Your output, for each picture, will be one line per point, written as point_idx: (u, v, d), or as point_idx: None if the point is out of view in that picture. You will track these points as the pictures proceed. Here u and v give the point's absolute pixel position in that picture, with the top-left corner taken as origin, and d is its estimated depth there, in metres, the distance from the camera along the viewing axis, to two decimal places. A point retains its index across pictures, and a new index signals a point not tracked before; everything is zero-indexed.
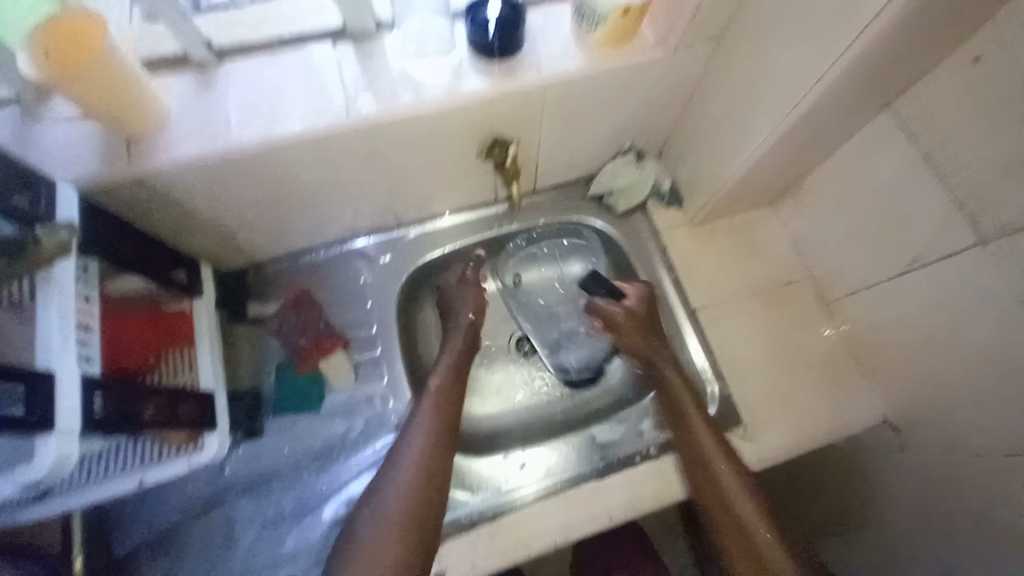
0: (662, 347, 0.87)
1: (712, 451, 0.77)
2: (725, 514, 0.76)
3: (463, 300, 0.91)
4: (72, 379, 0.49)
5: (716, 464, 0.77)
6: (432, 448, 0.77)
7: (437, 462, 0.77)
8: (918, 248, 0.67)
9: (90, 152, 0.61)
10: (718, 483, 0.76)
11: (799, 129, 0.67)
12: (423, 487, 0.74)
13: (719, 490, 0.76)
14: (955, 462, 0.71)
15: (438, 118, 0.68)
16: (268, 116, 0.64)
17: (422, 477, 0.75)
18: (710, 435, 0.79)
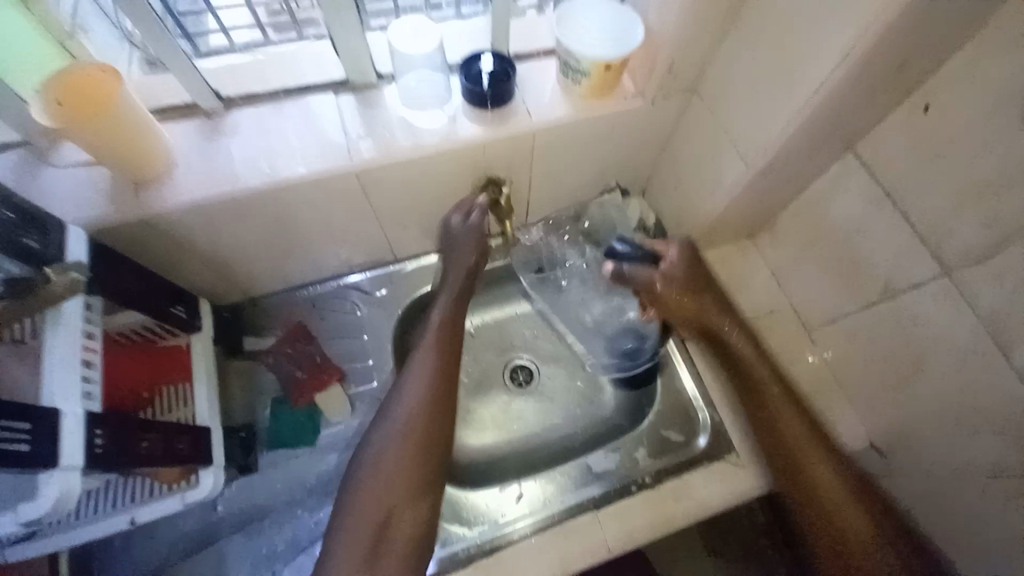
0: (725, 304, 0.86)
1: (777, 400, 0.79)
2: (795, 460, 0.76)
3: (463, 245, 0.84)
4: (76, 415, 0.50)
5: (781, 413, 0.78)
6: (430, 390, 0.77)
7: (432, 406, 0.76)
8: (887, 278, 0.71)
9: (98, 194, 0.64)
10: (790, 431, 0.77)
11: (771, 169, 0.73)
12: (419, 431, 0.74)
13: (791, 437, 0.77)
14: (939, 483, 0.73)
15: (436, 160, 0.73)
16: (275, 159, 0.67)
17: (416, 422, 0.74)
18: (774, 386, 0.80)
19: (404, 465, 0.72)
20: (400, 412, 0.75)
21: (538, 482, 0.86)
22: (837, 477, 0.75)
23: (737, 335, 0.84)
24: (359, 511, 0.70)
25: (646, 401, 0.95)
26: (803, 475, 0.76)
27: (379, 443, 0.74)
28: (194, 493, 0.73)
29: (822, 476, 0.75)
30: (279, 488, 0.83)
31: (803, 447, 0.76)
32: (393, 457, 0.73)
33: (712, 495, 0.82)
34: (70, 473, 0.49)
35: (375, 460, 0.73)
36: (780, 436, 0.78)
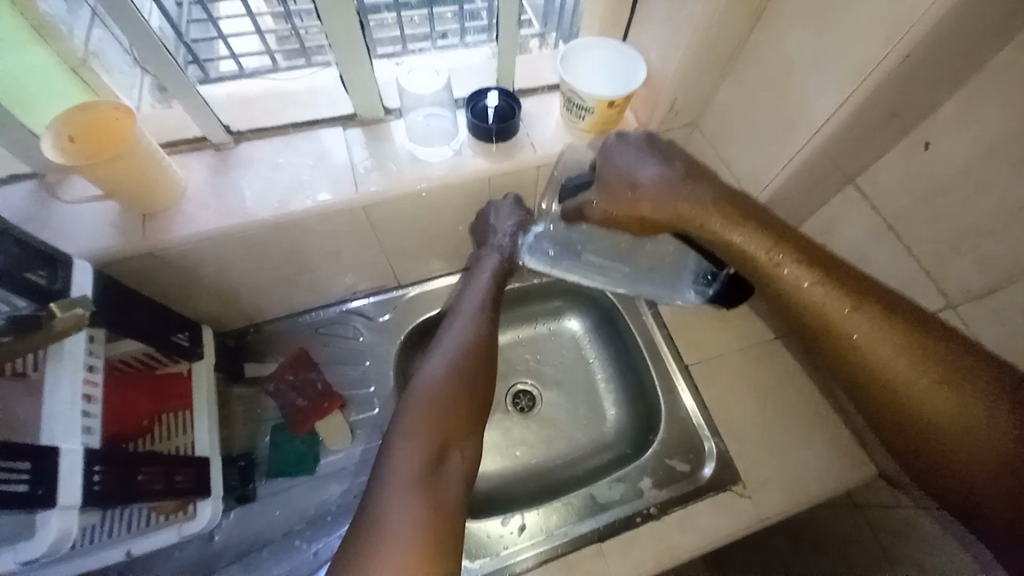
0: (682, 188, 0.69)
1: (786, 263, 0.61)
2: (834, 339, 0.57)
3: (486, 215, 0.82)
4: (75, 453, 0.50)
5: (790, 283, 0.60)
6: (478, 339, 0.76)
7: (481, 348, 0.75)
8: None
9: (106, 226, 0.65)
10: (812, 303, 0.59)
11: (774, 201, 0.73)
12: (465, 367, 0.72)
13: (816, 310, 0.58)
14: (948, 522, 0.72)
15: (442, 190, 0.73)
16: (283, 191, 0.68)
17: (463, 360, 0.72)
18: (781, 251, 0.61)
19: (458, 401, 0.69)
20: (449, 349, 0.73)
21: (541, 511, 0.84)
22: (884, 341, 0.54)
23: (710, 206, 0.67)
24: (407, 440, 0.64)
25: (650, 427, 0.94)
26: (847, 358, 0.57)
27: (427, 378, 0.70)
28: (191, 526, 0.72)
29: (868, 351, 0.55)
30: (279, 517, 0.82)
31: (835, 319, 0.57)
32: (442, 388, 0.69)
33: (718, 528, 0.81)
34: (68, 512, 0.48)
35: (421, 394, 0.68)
36: (803, 312, 0.60)
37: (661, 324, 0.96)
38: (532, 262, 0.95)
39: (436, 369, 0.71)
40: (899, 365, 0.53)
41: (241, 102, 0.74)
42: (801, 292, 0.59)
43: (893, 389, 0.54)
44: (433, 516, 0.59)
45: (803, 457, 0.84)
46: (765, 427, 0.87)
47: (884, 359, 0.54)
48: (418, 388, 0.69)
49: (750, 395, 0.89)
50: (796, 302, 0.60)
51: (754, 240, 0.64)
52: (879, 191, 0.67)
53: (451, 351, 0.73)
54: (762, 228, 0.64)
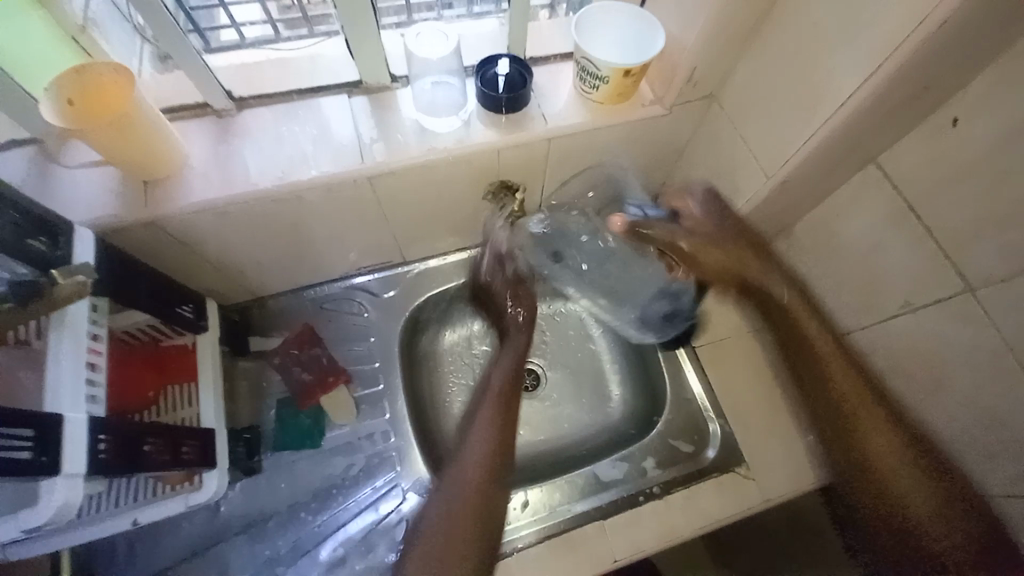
0: (750, 258, 0.78)
1: (834, 359, 0.70)
2: (861, 427, 0.67)
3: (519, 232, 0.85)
4: (79, 422, 0.49)
5: (835, 376, 0.70)
6: (487, 449, 0.79)
7: (488, 459, 0.78)
8: (906, 294, 0.69)
9: (107, 195, 0.63)
10: (842, 393, 0.69)
11: (792, 180, 0.71)
12: (497, 444, 0.80)
13: (845, 399, 0.69)
14: None
15: (451, 165, 0.71)
16: (287, 162, 0.66)
17: (493, 448, 0.79)
18: (834, 351, 0.71)
19: (492, 478, 0.76)
20: (485, 433, 0.81)
21: (544, 489, 0.85)
22: (888, 442, 0.66)
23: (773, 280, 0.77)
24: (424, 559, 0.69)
25: (656, 410, 0.94)
26: (858, 448, 0.67)
27: (467, 456, 0.78)
28: (199, 495, 0.72)
29: (875, 448, 0.66)
30: (283, 490, 0.83)
31: (860, 409, 0.68)
32: (481, 463, 0.77)
33: (722, 509, 0.81)
34: (73, 481, 0.48)
35: (462, 468, 0.77)
36: (829, 402, 0.70)
37: None
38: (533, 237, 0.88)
39: (475, 450, 0.79)
40: (896, 468, 0.65)
41: (243, 69, 0.71)
42: (837, 380, 0.69)
43: (896, 493, 0.65)
44: None
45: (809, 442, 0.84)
46: (773, 409, 0.86)
47: (886, 458, 0.66)
48: (461, 461, 0.78)
49: (758, 378, 0.88)
50: (832, 392, 0.70)
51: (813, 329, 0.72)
52: (900, 170, 0.64)
53: (484, 432, 0.81)
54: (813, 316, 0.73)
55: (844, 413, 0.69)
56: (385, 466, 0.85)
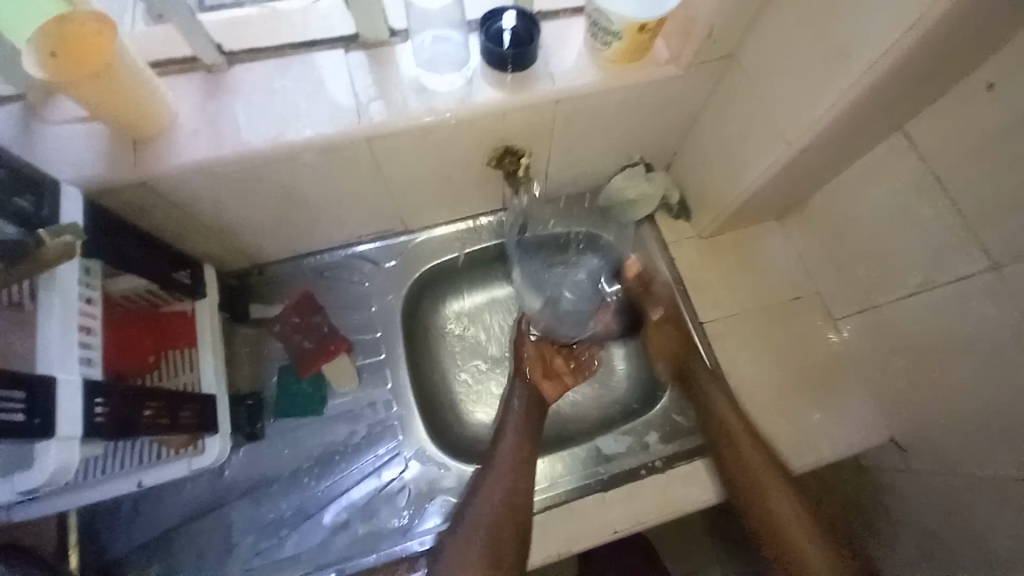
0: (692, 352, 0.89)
1: (739, 434, 0.80)
2: (750, 493, 0.78)
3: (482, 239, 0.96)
4: (72, 385, 0.48)
5: (746, 448, 0.79)
6: (507, 496, 0.75)
7: (509, 508, 0.75)
8: (925, 269, 0.68)
9: (94, 153, 0.61)
10: (750, 463, 0.79)
11: (811, 150, 0.67)
12: (510, 505, 0.75)
13: (750, 468, 0.79)
14: (953, 481, 0.73)
15: (452, 129, 0.68)
16: (281, 121, 0.63)
17: (508, 499, 0.75)
18: (738, 423, 0.81)
19: (512, 534, 0.73)
20: (500, 483, 0.77)
21: (545, 460, 0.85)
22: (784, 503, 0.79)
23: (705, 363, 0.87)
24: None
25: (660, 385, 0.94)
26: (764, 506, 0.78)
27: (474, 510, 0.76)
28: (201, 459, 0.72)
29: (777, 504, 0.78)
30: (286, 455, 0.83)
31: (762, 479, 0.79)
32: (493, 519, 0.74)
33: (721, 482, 0.81)
34: (69, 444, 0.48)
35: (472, 529, 0.74)
36: (740, 472, 0.79)
37: (677, 279, 0.93)
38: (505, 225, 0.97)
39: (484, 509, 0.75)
40: (786, 519, 0.78)
41: (232, 22, 0.67)
42: (744, 455, 0.79)
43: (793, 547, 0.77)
44: None
45: (812, 417, 0.83)
46: (777, 385, 0.85)
47: (778, 517, 0.78)
48: (468, 517, 0.76)
49: (767, 352, 0.87)
50: (741, 463, 0.79)
51: (727, 407, 0.82)
52: (930, 139, 0.63)
53: (497, 495, 0.76)
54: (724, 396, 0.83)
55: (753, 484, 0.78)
56: (387, 434, 0.85)
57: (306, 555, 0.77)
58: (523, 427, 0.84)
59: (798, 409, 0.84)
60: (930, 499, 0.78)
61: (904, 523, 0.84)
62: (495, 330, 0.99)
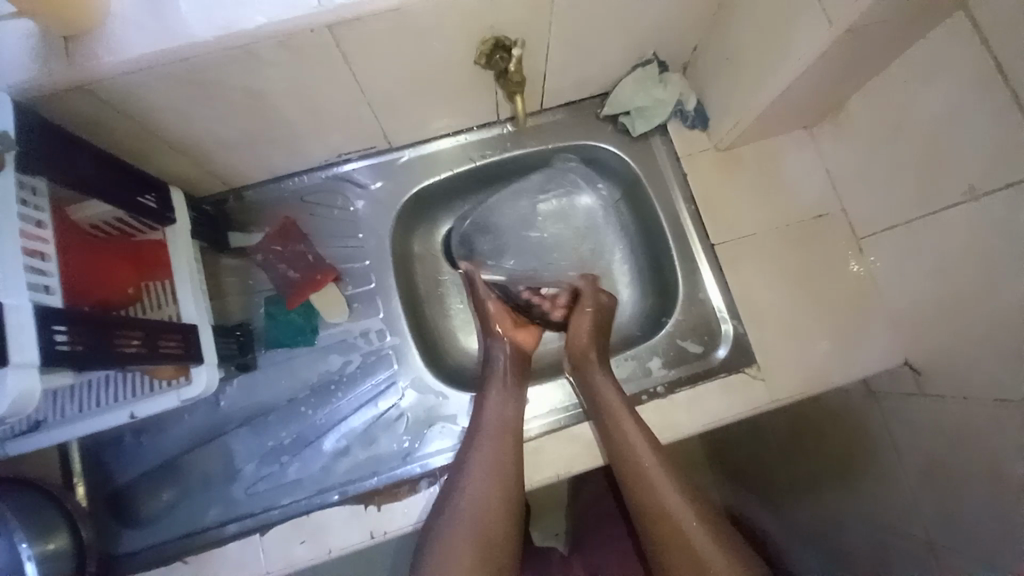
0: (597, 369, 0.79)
1: (659, 475, 0.70)
2: (671, 538, 0.67)
3: (479, 156, 0.88)
4: (24, 311, 0.44)
5: (659, 486, 0.70)
6: (500, 451, 0.72)
7: (497, 472, 0.70)
8: (974, 174, 0.59)
9: (26, 55, 0.53)
10: (677, 504, 0.69)
11: (855, 35, 0.57)
12: (495, 482, 0.70)
13: (680, 511, 0.68)
14: (961, 409, 0.68)
15: (431, 13, 0.58)
16: (227, 6, 0.54)
17: (494, 476, 0.70)
18: (657, 462, 0.71)
19: (499, 511, 0.69)
20: (487, 458, 0.71)
21: (546, 387, 0.83)
22: (709, 545, 0.66)
23: (610, 389, 0.76)
24: None
25: (664, 310, 0.89)
26: (652, 504, 0.70)
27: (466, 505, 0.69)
28: (190, 390, 0.69)
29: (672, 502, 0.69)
30: (283, 385, 0.82)
31: (685, 526, 0.67)
32: (483, 499, 0.69)
33: (724, 408, 0.78)
34: (28, 373, 0.44)
35: (456, 543, 0.66)
36: (659, 515, 0.69)
37: (689, 199, 0.86)
38: (504, 146, 0.88)
39: (471, 496, 0.69)
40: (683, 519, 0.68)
41: None
42: (665, 498, 0.69)
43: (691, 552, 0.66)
44: None
45: (824, 343, 0.79)
46: (791, 308, 0.80)
47: (683, 530, 0.67)
48: (454, 524, 0.67)
49: (782, 274, 0.81)
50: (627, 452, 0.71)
51: (642, 446, 0.71)
52: (997, 12, 0.52)
53: (482, 475, 0.70)
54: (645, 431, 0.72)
55: (671, 538, 0.67)
56: (383, 362, 0.83)
57: (308, 479, 0.77)
58: (505, 401, 0.76)
59: (791, 336, 0.79)
60: (929, 429, 0.73)
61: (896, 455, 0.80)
62: (486, 238, 0.92)
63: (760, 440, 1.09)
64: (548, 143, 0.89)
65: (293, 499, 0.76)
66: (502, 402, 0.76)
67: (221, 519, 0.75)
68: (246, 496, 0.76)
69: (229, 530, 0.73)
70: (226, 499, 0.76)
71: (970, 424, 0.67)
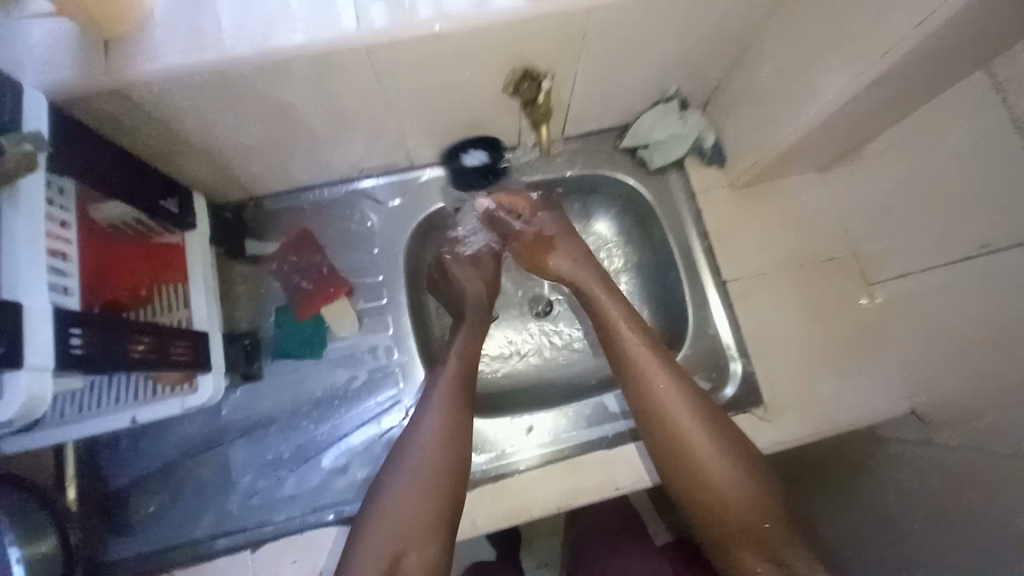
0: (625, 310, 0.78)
1: (689, 429, 0.69)
2: (688, 472, 0.68)
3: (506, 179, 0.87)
4: (42, 313, 0.44)
5: (684, 428, 0.69)
6: (455, 388, 0.73)
7: (455, 413, 0.71)
8: (988, 230, 0.60)
9: (65, 56, 0.54)
10: (745, 496, 0.66)
11: (878, 88, 0.59)
12: (453, 418, 0.70)
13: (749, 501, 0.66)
14: (972, 463, 0.66)
15: (465, 40, 0.59)
16: (269, 22, 0.55)
17: (452, 416, 0.70)
18: (681, 403, 0.70)
19: (452, 444, 0.69)
20: (445, 393, 0.72)
21: (551, 415, 0.81)
22: (730, 481, 0.67)
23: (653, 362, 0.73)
24: (405, 493, 0.66)
25: (674, 345, 0.89)
26: (671, 438, 0.69)
27: (412, 457, 0.68)
28: (194, 398, 0.69)
29: (692, 439, 0.69)
30: (284, 397, 0.81)
31: (739, 497, 0.66)
32: (440, 435, 0.69)
33: None
34: (40, 375, 0.43)
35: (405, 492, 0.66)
36: (676, 447, 0.69)
37: (702, 234, 0.87)
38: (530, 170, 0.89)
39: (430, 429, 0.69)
40: (705, 459, 0.68)
41: None
42: (730, 492, 0.67)
43: (712, 488, 0.67)
44: (399, 541, 0.64)
45: (832, 386, 0.78)
46: (800, 349, 0.80)
47: (707, 467, 0.68)
48: (404, 465, 0.68)
49: (793, 314, 0.81)
50: (646, 391, 0.72)
51: (702, 434, 0.69)
52: (1017, 77, 0.54)
53: (441, 413, 0.70)
54: (698, 413, 0.70)
55: (717, 504, 0.67)
56: (388, 380, 0.82)
57: (304, 496, 0.75)
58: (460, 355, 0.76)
59: (799, 377, 0.79)
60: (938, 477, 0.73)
61: (901, 504, 0.79)
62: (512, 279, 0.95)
63: (785, 472, 1.09)
64: (567, 170, 0.90)
65: (286, 514, 0.74)
66: (459, 372, 0.74)
67: (212, 532, 0.73)
68: (240, 510, 0.74)
69: (219, 545, 0.71)
70: (219, 511, 0.74)
71: (976, 481, 0.66)
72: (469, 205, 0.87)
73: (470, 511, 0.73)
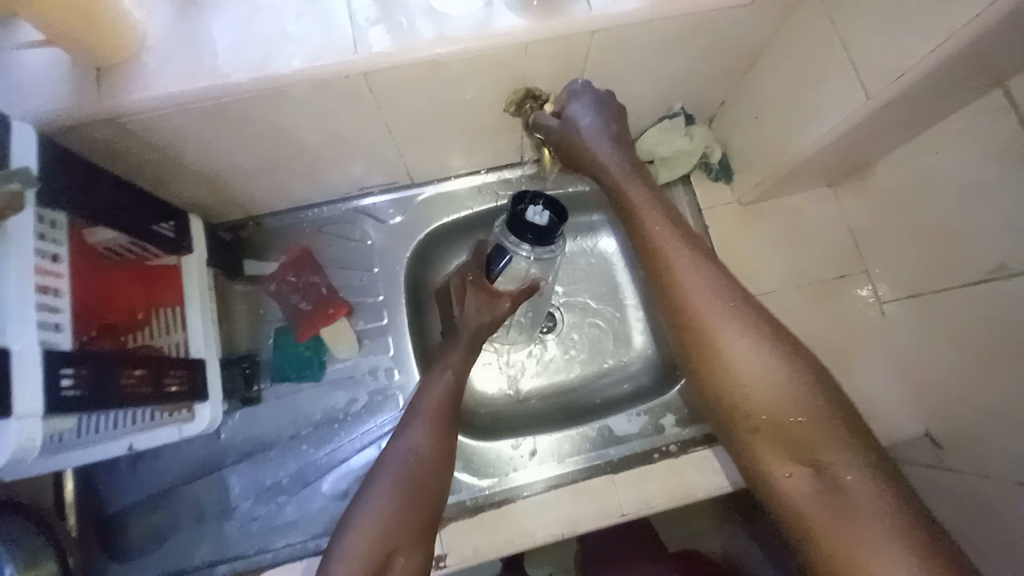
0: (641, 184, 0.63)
1: (721, 326, 0.56)
2: (718, 377, 0.56)
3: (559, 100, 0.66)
4: (32, 356, 0.43)
5: (716, 325, 0.57)
6: (444, 399, 0.70)
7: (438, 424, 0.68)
8: (1003, 253, 0.58)
9: (57, 85, 0.52)
10: (790, 403, 0.53)
11: (889, 110, 0.57)
12: (439, 439, 0.67)
13: (793, 409, 0.52)
14: (985, 491, 0.64)
15: (464, 63, 0.57)
16: (265, 46, 0.54)
17: (438, 434, 0.67)
18: (713, 297, 0.58)
19: (439, 465, 0.65)
20: (429, 407, 0.69)
21: (555, 438, 0.81)
22: (769, 391, 0.53)
23: (681, 248, 0.60)
24: (384, 503, 0.61)
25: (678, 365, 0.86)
26: (698, 336, 0.57)
27: (398, 472, 0.63)
28: (192, 426, 0.69)
29: (723, 339, 0.56)
30: (283, 420, 0.80)
31: (780, 410, 0.53)
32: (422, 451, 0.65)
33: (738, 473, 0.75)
34: (30, 422, 0.42)
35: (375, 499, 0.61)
36: (704, 347, 0.57)
37: None
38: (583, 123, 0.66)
39: (410, 442, 0.66)
40: (739, 362, 0.55)
41: None
42: (767, 398, 0.53)
43: (745, 399, 0.54)
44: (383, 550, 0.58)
45: None
46: None
47: (740, 372, 0.55)
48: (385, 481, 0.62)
49: (803, 334, 0.79)
50: (672, 282, 0.59)
51: (736, 332, 0.56)
52: None
53: (428, 427, 0.67)
54: (735, 307, 0.57)
55: (747, 414, 0.54)
56: (389, 403, 0.81)
57: (305, 520, 0.74)
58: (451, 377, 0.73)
59: None
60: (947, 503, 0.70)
61: None
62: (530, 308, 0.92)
63: None
64: (570, 185, 0.89)
65: (285, 542, 0.72)
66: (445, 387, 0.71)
67: (211, 557, 0.72)
68: (239, 535, 0.73)
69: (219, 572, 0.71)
70: (217, 536, 0.73)
71: (991, 506, 0.63)
72: (513, 249, 0.68)
73: (471, 540, 0.72)
